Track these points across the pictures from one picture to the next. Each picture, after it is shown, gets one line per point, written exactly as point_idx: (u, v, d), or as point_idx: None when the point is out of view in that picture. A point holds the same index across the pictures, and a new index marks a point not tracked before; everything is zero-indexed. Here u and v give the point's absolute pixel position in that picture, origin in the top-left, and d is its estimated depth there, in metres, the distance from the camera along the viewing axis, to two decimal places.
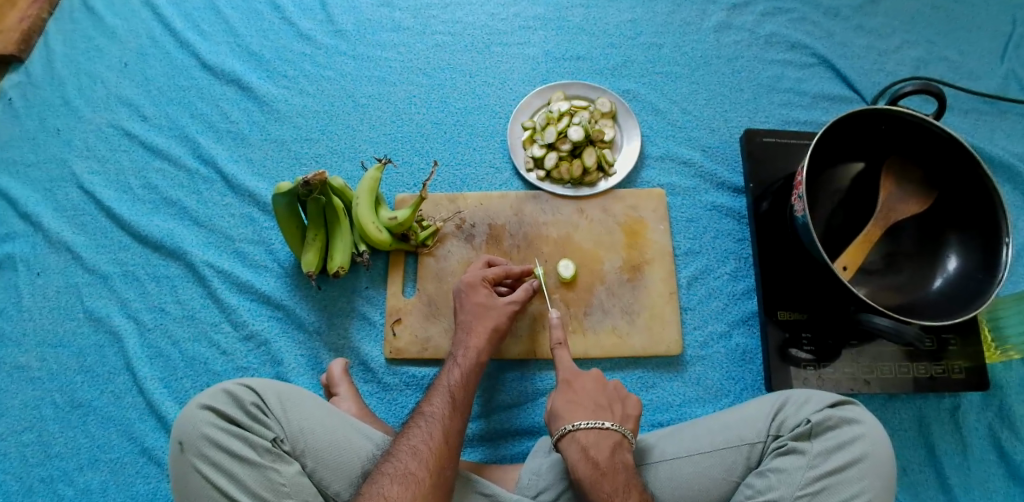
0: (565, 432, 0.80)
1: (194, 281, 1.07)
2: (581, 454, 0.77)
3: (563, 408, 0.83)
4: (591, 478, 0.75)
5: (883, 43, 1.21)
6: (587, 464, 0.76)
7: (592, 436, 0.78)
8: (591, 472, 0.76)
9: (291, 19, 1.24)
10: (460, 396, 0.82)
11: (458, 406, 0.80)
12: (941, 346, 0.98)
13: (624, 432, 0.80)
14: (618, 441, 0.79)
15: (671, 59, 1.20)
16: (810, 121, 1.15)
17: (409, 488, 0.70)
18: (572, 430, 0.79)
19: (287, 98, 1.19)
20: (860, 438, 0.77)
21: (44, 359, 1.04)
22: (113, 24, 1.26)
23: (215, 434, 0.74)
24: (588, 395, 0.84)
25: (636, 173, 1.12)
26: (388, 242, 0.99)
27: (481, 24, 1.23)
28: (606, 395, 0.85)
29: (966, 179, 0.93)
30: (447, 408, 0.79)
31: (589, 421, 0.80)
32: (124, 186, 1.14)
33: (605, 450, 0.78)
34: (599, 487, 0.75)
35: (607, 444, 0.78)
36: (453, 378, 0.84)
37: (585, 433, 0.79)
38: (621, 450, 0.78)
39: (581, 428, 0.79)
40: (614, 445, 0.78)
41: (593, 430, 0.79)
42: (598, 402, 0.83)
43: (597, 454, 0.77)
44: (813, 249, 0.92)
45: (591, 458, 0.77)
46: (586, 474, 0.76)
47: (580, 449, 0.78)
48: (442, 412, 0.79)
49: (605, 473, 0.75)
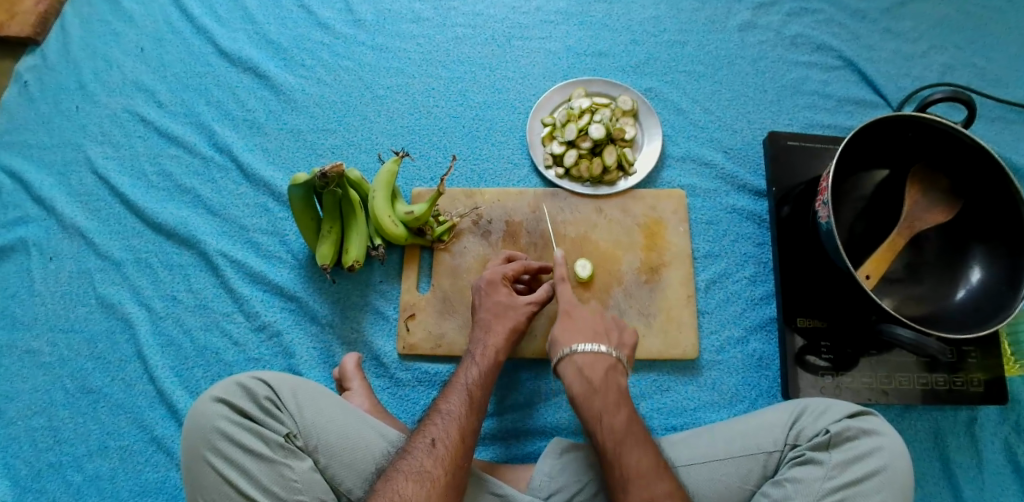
0: (562, 356, 0.82)
1: (207, 270, 1.06)
2: (577, 373, 0.80)
3: (561, 332, 0.85)
4: (584, 395, 0.78)
5: (911, 47, 1.19)
6: (581, 383, 0.79)
7: (589, 358, 0.81)
8: (584, 391, 0.78)
9: (310, 8, 1.22)
10: (478, 395, 0.81)
11: (475, 405, 0.79)
12: (961, 358, 0.96)
13: (618, 357, 0.82)
14: (612, 364, 0.81)
15: (695, 58, 1.18)
16: (834, 126, 1.13)
17: (424, 486, 0.69)
18: (569, 354, 0.82)
19: (305, 88, 1.17)
20: (880, 450, 0.76)
21: (55, 344, 1.03)
22: (130, 8, 1.25)
23: (228, 427, 0.74)
24: (588, 320, 0.86)
25: (656, 173, 1.10)
26: (404, 236, 0.98)
27: (502, 17, 1.21)
28: (604, 324, 0.86)
29: (993, 189, 0.91)
30: (465, 407, 0.78)
31: (587, 344, 0.82)
32: (138, 173, 1.13)
33: (599, 371, 0.80)
34: (590, 403, 0.77)
35: (602, 366, 0.80)
36: (470, 376, 0.83)
37: (581, 355, 0.81)
38: (614, 373, 0.80)
39: (579, 351, 0.81)
40: (608, 367, 0.80)
41: (590, 352, 0.81)
42: (596, 332, 0.84)
43: (591, 374, 0.80)
44: (837, 258, 0.90)
45: (585, 377, 0.79)
46: (580, 391, 0.79)
47: (576, 371, 0.80)
48: (459, 411, 0.78)
49: (597, 391, 0.78)
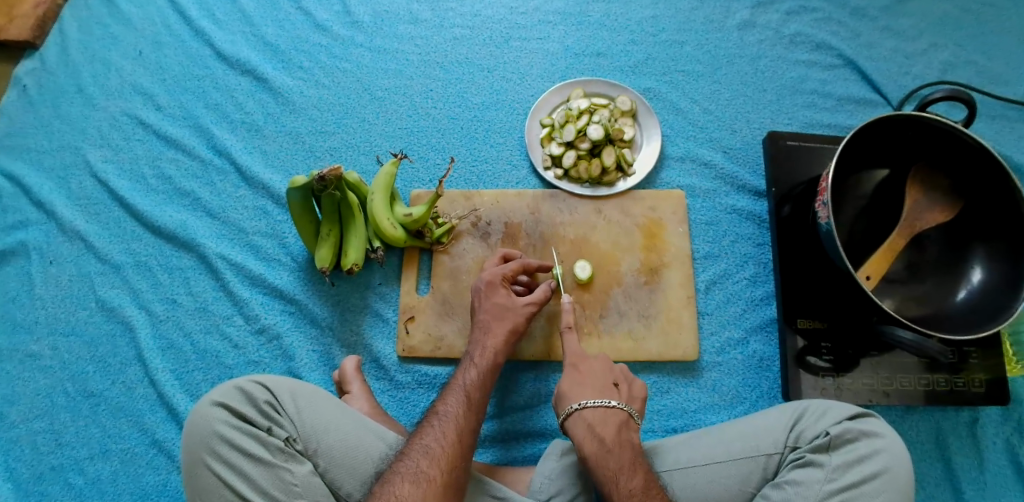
0: (572, 412, 0.80)
1: (206, 273, 1.06)
2: (587, 431, 0.78)
3: (569, 388, 0.83)
4: (597, 454, 0.76)
5: (911, 45, 1.18)
6: (593, 442, 0.77)
7: (599, 413, 0.80)
8: (597, 449, 0.76)
9: (307, 9, 1.22)
10: (476, 396, 0.81)
11: (473, 406, 0.79)
12: (963, 358, 0.96)
13: (629, 411, 0.81)
14: (624, 421, 0.80)
15: (693, 57, 1.18)
16: (834, 125, 1.13)
17: (420, 487, 0.69)
18: (578, 409, 0.80)
19: (303, 90, 1.17)
20: (881, 452, 0.76)
21: (56, 348, 1.04)
22: (129, 11, 1.25)
23: (228, 432, 0.74)
24: (596, 375, 0.85)
25: (655, 174, 1.10)
26: (403, 239, 0.98)
27: (500, 18, 1.21)
28: (612, 377, 0.85)
29: (995, 189, 0.90)
30: (462, 408, 0.78)
31: (596, 400, 0.81)
32: (138, 176, 1.14)
33: (611, 428, 0.78)
34: (605, 464, 0.75)
35: (614, 422, 0.79)
36: (468, 378, 0.83)
37: (590, 411, 0.80)
38: (626, 429, 0.79)
39: (588, 406, 0.80)
40: (619, 424, 0.79)
41: (599, 408, 0.80)
42: (605, 387, 0.83)
43: (603, 431, 0.78)
44: (837, 258, 0.90)
45: (596, 435, 0.78)
46: (592, 450, 0.76)
47: (587, 428, 0.78)
48: (456, 412, 0.78)
49: (611, 450, 0.76)
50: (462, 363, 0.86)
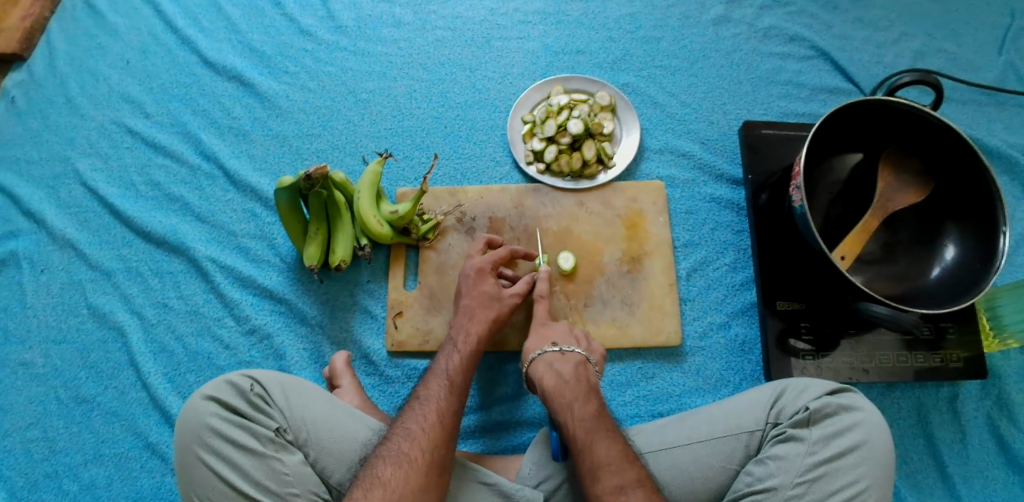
0: (535, 357, 0.87)
1: (196, 276, 1.08)
2: (547, 368, 0.84)
3: (533, 339, 0.90)
4: (555, 387, 0.81)
5: (882, 36, 1.21)
6: (553, 377, 0.83)
7: (558, 355, 0.86)
8: (555, 382, 0.82)
9: (291, 16, 1.25)
10: (458, 379, 0.83)
11: (455, 390, 0.81)
12: (939, 335, 0.98)
13: (587, 355, 0.87)
14: (581, 361, 0.86)
15: (670, 52, 1.21)
16: (809, 114, 1.16)
17: (401, 468, 0.72)
18: (540, 354, 0.87)
19: (288, 94, 1.19)
20: (858, 425, 0.77)
21: (49, 355, 1.05)
22: (114, 22, 1.27)
23: (219, 424, 0.75)
24: (558, 331, 0.91)
25: (636, 166, 1.13)
26: (389, 235, 1.00)
27: (480, 19, 1.24)
28: (574, 335, 0.91)
29: (965, 170, 0.93)
30: (443, 391, 0.80)
31: (556, 346, 0.87)
32: (127, 183, 1.15)
33: (570, 365, 0.84)
34: (561, 394, 0.80)
35: (572, 361, 0.85)
36: (449, 363, 0.85)
37: (549, 353, 0.86)
38: (584, 368, 0.85)
39: (549, 351, 0.86)
40: (577, 363, 0.85)
41: (558, 352, 0.86)
42: (565, 340, 0.89)
43: (563, 368, 0.84)
44: (812, 241, 0.92)
45: (555, 371, 0.84)
46: (552, 383, 0.82)
47: (546, 367, 0.85)
48: (437, 396, 0.80)
49: (568, 383, 0.82)
50: (443, 348, 0.88)
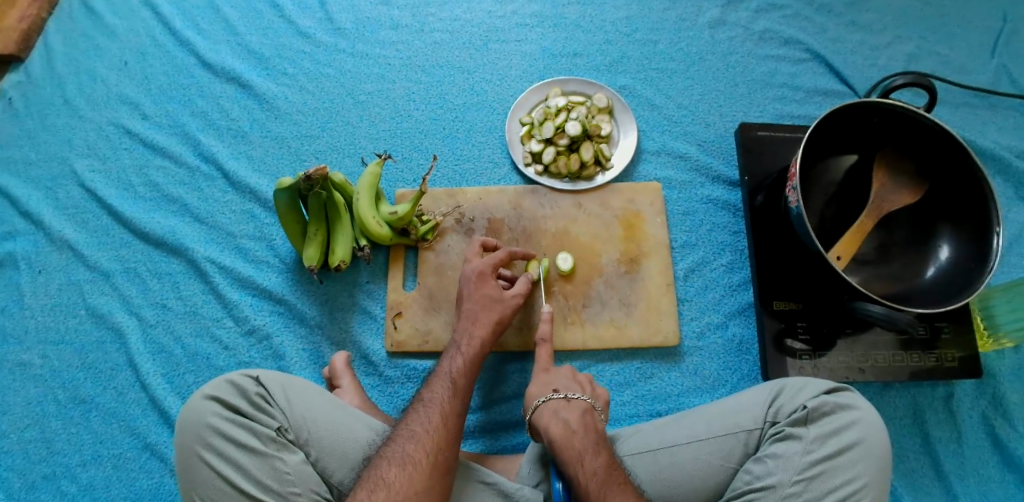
0: (538, 406, 0.84)
1: (195, 277, 1.08)
2: (553, 417, 0.82)
3: (536, 388, 0.88)
4: (563, 438, 0.79)
5: (876, 39, 1.23)
6: (559, 427, 0.80)
7: (563, 403, 0.83)
8: (563, 432, 0.79)
9: (290, 18, 1.25)
10: (461, 381, 0.83)
11: (459, 392, 0.82)
12: (934, 334, 0.99)
13: (593, 402, 0.85)
14: (587, 409, 0.83)
15: (666, 55, 1.22)
16: (804, 116, 1.17)
17: (406, 469, 0.72)
18: (544, 402, 0.84)
19: (287, 95, 1.20)
20: (856, 424, 0.78)
21: (47, 356, 1.05)
22: (113, 24, 1.27)
23: (221, 424, 0.75)
24: (560, 378, 0.89)
25: (633, 167, 1.13)
26: (388, 236, 1.01)
27: (478, 22, 1.24)
28: (576, 380, 0.89)
29: (958, 171, 0.94)
30: (447, 393, 0.81)
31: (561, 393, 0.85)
32: (125, 184, 1.15)
33: (576, 413, 0.82)
34: (571, 445, 0.78)
35: (578, 408, 0.83)
36: (453, 365, 0.85)
37: (553, 401, 0.84)
38: (590, 415, 0.82)
39: (553, 398, 0.84)
40: (583, 410, 0.83)
41: (563, 398, 0.84)
42: (568, 386, 0.87)
43: (569, 416, 0.82)
44: (809, 240, 0.93)
45: (561, 420, 0.81)
46: (559, 433, 0.79)
47: (552, 416, 0.82)
48: (441, 397, 0.80)
49: (576, 432, 0.79)
50: (447, 350, 0.89)
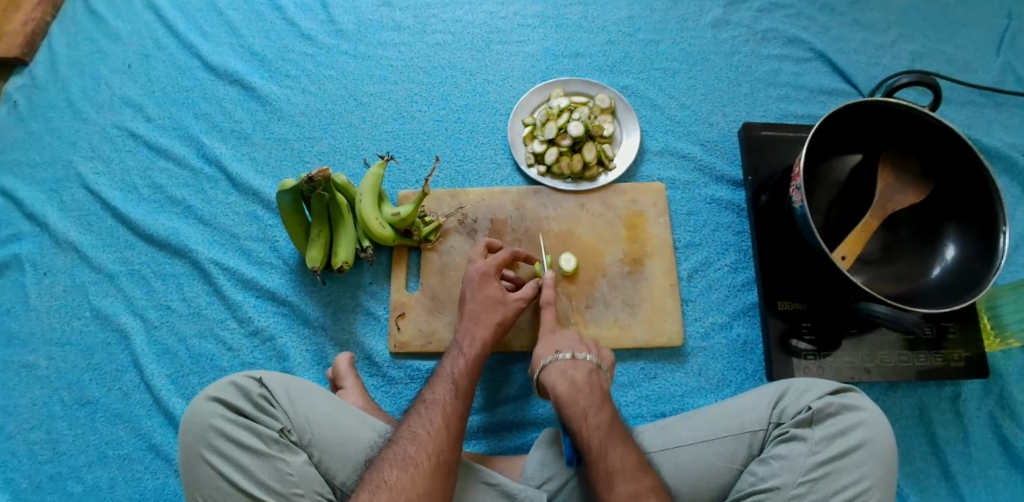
0: (546, 364, 0.85)
1: (199, 279, 1.08)
2: (559, 375, 0.83)
3: (543, 348, 0.89)
4: (569, 394, 0.80)
5: (880, 37, 1.22)
6: (566, 384, 0.81)
7: (570, 363, 0.84)
8: (569, 390, 0.80)
9: (292, 20, 1.25)
10: (464, 383, 0.83)
11: (461, 394, 0.81)
12: (940, 334, 0.98)
13: (599, 363, 0.86)
14: (593, 369, 0.84)
15: (669, 55, 1.21)
16: (808, 115, 1.17)
17: (407, 472, 0.72)
18: (551, 361, 0.85)
19: (289, 97, 1.20)
20: (861, 425, 0.77)
21: (52, 358, 1.05)
22: (117, 27, 1.27)
23: (224, 425, 0.76)
24: (567, 339, 0.90)
25: (636, 168, 1.13)
26: (391, 237, 1.01)
27: (480, 23, 1.24)
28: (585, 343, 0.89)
29: (964, 170, 0.93)
30: (449, 395, 0.81)
31: (568, 353, 0.86)
32: (129, 187, 1.16)
33: (582, 373, 0.83)
34: (575, 400, 0.79)
35: (584, 368, 0.84)
36: (455, 367, 0.85)
37: (561, 360, 0.85)
38: (596, 375, 0.83)
39: (560, 358, 0.85)
40: (589, 369, 0.84)
41: (570, 359, 0.85)
42: (575, 347, 0.88)
43: (575, 375, 0.83)
44: (813, 241, 0.92)
45: (567, 377, 0.82)
46: (565, 390, 0.81)
47: (559, 375, 0.83)
48: (443, 399, 0.80)
49: (582, 390, 0.80)
50: (450, 351, 0.89)
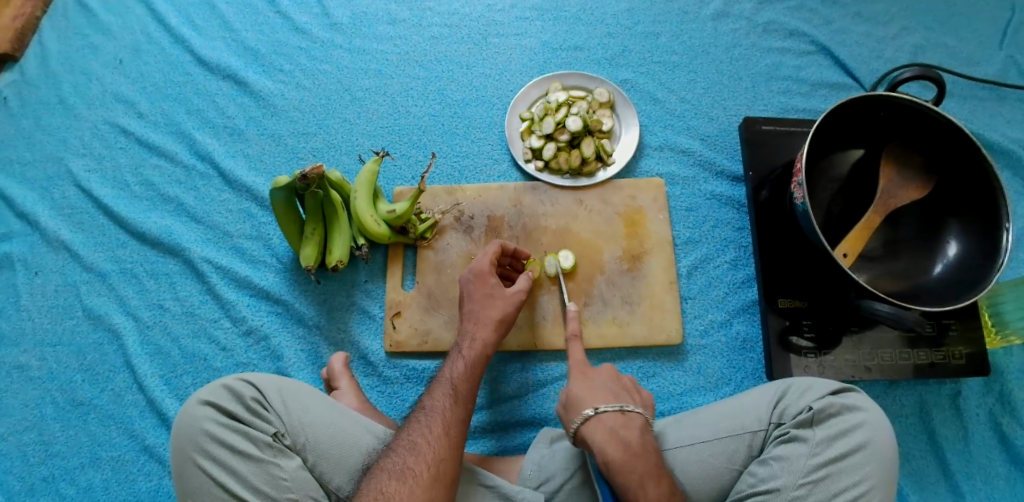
0: (590, 416, 0.78)
1: (193, 278, 1.07)
2: (609, 436, 0.75)
3: (581, 393, 0.81)
4: (622, 458, 0.73)
5: (882, 30, 1.20)
6: (618, 446, 0.74)
7: (619, 418, 0.77)
8: (623, 454, 0.74)
9: (286, 13, 1.23)
10: (464, 387, 0.82)
11: (461, 399, 0.81)
12: (942, 332, 0.97)
13: (645, 416, 0.80)
14: (643, 426, 0.78)
15: (669, 48, 1.19)
16: (809, 109, 1.15)
17: (406, 483, 0.71)
18: (597, 414, 0.78)
19: (283, 93, 1.18)
20: (862, 425, 0.76)
21: (44, 358, 1.04)
22: (108, 21, 1.25)
23: (217, 430, 0.75)
24: (605, 381, 0.84)
25: (635, 163, 1.12)
26: (386, 235, 0.99)
27: (477, 16, 1.22)
28: (620, 384, 0.84)
29: (967, 165, 0.92)
30: (449, 401, 0.80)
31: (611, 404, 0.79)
32: (121, 184, 1.14)
33: (635, 432, 0.77)
34: (631, 468, 0.73)
35: (635, 426, 0.77)
36: (455, 370, 0.84)
37: (609, 415, 0.78)
38: (646, 435, 0.77)
39: (605, 411, 0.78)
40: (640, 429, 0.77)
41: (617, 412, 0.78)
42: (617, 395, 0.82)
43: (627, 435, 0.76)
44: (814, 237, 0.91)
45: (619, 440, 0.75)
46: (618, 454, 0.74)
47: (609, 434, 0.76)
48: (442, 406, 0.79)
49: (636, 454, 0.74)
50: (451, 353, 0.88)
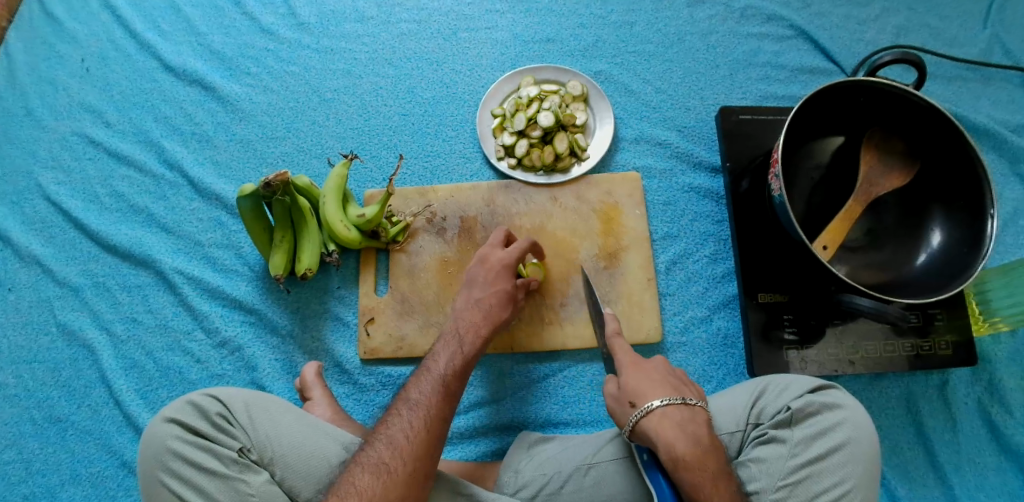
0: (654, 408, 0.72)
1: (165, 289, 1.05)
2: (679, 430, 0.70)
3: (638, 385, 0.75)
4: (698, 456, 0.69)
5: (862, 12, 1.17)
6: (690, 443, 0.69)
7: (685, 412, 0.72)
8: (699, 451, 0.69)
9: (252, 14, 1.20)
10: (453, 385, 0.80)
11: (448, 395, 0.78)
12: (927, 321, 0.95)
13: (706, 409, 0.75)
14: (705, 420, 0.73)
15: (644, 37, 1.16)
16: (787, 96, 1.12)
17: (381, 479, 0.69)
18: (663, 407, 0.72)
19: (251, 97, 1.16)
20: (842, 423, 0.74)
21: (20, 376, 1.02)
22: (73, 29, 1.22)
23: (181, 447, 0.73)
24: (659, 370, 0.77)
25: (611, 157, 1.09)
26: (357, 240, 0.97)
27: (447, 10, 1.19)
28: (675, 374, 0.78)
29: (951, 151, 0.89)
30: (435, 396, 0.77)
31: (675, 397, 0.73)
32: (90, 196, 1.12)
33: (704, 429, 0.72)
34: (706, 465, 0.68)
35: (700, 421, 0.72)
36: (447, 364, 0.81)
37: (673, 407, 0.72)
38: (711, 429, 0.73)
39: (668, 404, 0.72)
40: (706, 424, 0.73)
41: (680, 405, 0.72)
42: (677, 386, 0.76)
43: (698, 431, 0.71)
44: (792, 228, 0.88)
45: (689, 434, 0.70)
46: (691, 450, 0.69)
47: (678, 429, 0.70)
48: (428, 401, 0.77)
49: (709, 451, 0.70)
50: (445, 342, 0.85)
